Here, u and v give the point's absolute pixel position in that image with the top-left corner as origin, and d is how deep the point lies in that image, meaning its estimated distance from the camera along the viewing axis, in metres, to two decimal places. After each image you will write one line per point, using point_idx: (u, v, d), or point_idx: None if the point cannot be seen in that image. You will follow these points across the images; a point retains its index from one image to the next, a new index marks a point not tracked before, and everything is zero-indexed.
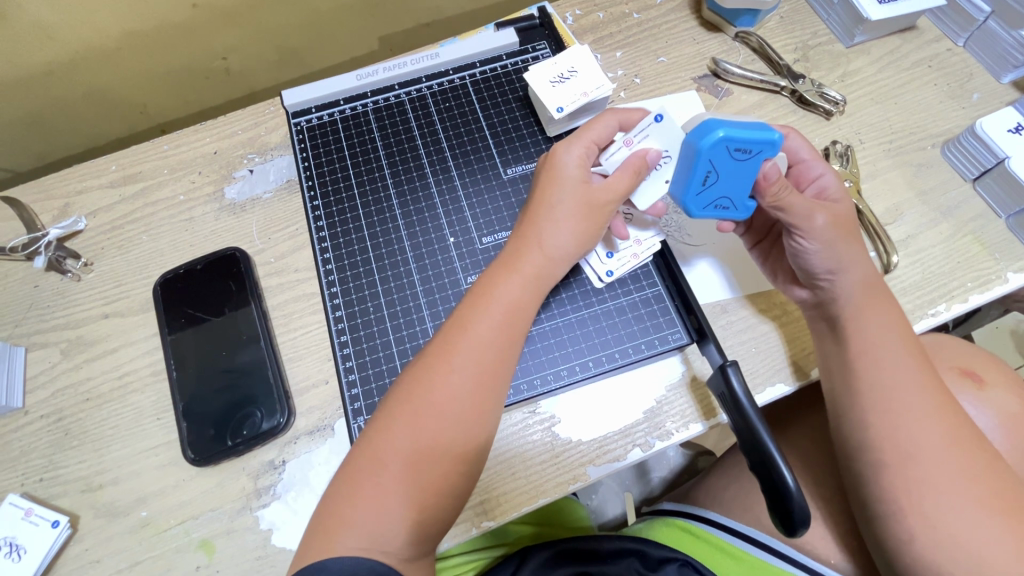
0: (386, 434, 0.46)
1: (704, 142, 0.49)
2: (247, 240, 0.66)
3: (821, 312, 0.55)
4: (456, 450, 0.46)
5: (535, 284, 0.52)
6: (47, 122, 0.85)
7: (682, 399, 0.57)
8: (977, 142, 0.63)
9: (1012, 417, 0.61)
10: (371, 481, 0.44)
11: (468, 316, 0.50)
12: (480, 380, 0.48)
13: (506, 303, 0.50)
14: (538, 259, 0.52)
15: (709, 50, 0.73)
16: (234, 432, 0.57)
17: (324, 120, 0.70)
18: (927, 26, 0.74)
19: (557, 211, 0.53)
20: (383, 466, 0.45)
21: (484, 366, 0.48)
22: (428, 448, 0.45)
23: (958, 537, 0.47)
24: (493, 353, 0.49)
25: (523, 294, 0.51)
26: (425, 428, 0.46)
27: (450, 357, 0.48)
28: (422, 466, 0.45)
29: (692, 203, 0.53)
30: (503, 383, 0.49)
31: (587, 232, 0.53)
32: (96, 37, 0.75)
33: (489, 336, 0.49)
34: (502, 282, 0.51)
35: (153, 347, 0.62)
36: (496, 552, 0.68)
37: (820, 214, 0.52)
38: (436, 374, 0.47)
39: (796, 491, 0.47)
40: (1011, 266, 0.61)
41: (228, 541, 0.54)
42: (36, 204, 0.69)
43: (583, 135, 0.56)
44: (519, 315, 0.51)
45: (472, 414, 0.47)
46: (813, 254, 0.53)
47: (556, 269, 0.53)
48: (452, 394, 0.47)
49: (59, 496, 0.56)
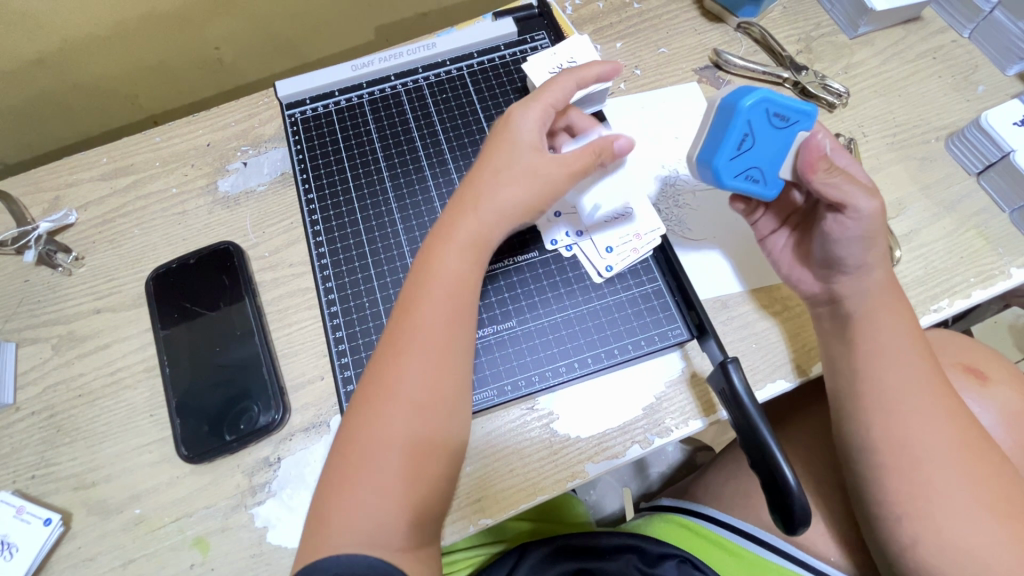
0: (359, 439, 0.44)
1: (745, 101, 0.49)
2: (241, 235, 0.65)
3: (833, 310, 0.54)
4: (429, 434, 0.45)
5: (478, 250, 0.49)
6: (36, 113, 0.84)
7: (681, 395, 0.56)
8: (983, 135, 0.63)
9: (1013, 415, 0.60)
10: (353, 486, 0.43)
11: (414, 296, 0.48)
12: (436, 356, 0.46)
13: (451, 276, 0.48)
14: (479, 223, 0.50)
15: (711, 41, 0.72)
16: (229, 428, 0.56)
17: (319, 111, 0.69)
18: (932, 17, 0.73)
19: (501, 174, 0.50)
20: (358, 465, 0.44)
21: (440, 343, 0.46)
22: (405, 438, 0.44)
23: (959, 541, 0.48)
24: (448, 324, 0.47)
25: (468, 262, 0.49)
26: (393, 421, 0.44)
27: (403, 342, 0.46)
28: (404, 459, 0.44)
29: (725, 169, 0.51)
30: (460, 354, 0.47)
31: (537, 197, 0.50)
32: (85, 24, 0.73)
33: (436, 310, 0.47)
34: (442, 252, 0.49)
35: (147, 343, 0.61)
36: (495, 548, 0.67)
37: (875, 199, 0.50)
38: (393, 359, 0.46)
39: (796, 489, 0.46)
40: (1015, 261, 0.61)
41: (222, 539, 0.54)
42: (26, 197, 0.68)
43: (540, 98, 0.53)
44: (464, 284, 0.49)
45: (432, 393, 0.45)
46: (848, 243, 0.51)
47: (500, 231, 0.51)
48: (410, 374, 0.45)
49: (51, 493, 0.56)
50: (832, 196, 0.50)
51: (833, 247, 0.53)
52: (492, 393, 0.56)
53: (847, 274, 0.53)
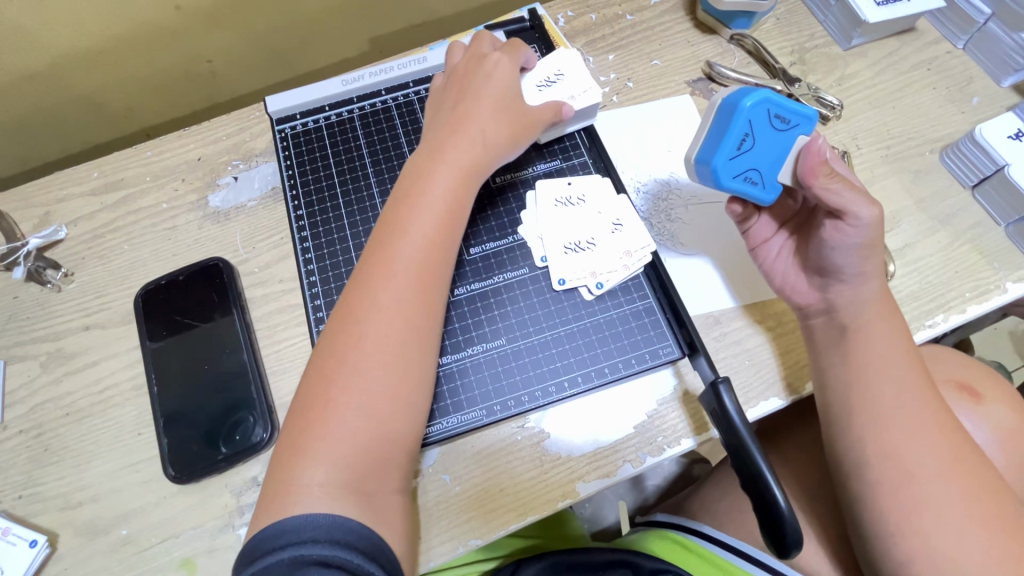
0: (348, 343, 0.46)
1: (747, 100, 0.49)
2: (231, 250, 0.65)
3: (829, 321, 0.54)
4: (415, 340, 0.48)
5: (465, 178, 0.54)
6: (30, 126, 0.83)
7: (673, 414, 0.56)
8: (977, 148, 0.62)
9: (1007, 432, 0.60)
10: (342, 386, 0.45)
11: (404, 213, 0.51)
12: (425, 266, 0.50)
13: (439, 197, 0.52)
14: (468, 153, 0.54)
15: (704, 53, 0.72)
16: (225, 441, 0.56)
17: (309, 126, 0.69)
18: (926, 28, 0.72)
19: (484, 104, 0.57)
20: (345, 362, 0.46)
21: (431, 257, 0.50)
22: (393, 341, 0.47)
23: (955, 563, 0.47)
24: (437, 238, 0.51)
25: (457, 186, 0.53)
26: (381, 325, 0.47)
27: (393, 254, 0.49)
28: (390, 358, 0.46)
29: (724, 168, 0.51)
30: (445, 270, 0.51)
31: (512, 132, 0.57)
32: (77, 38, 0.73)
33: (426, 227, 0.50)
34: (433, 175, 0.52)
35: (136, 360, 0.61)
36: (489, 564, 0.67)
37: (875, 209, 0.50)
38: (383, 269, 0.49)
39: (787, 512, 0.45)
40: (1010, 275, 0.60)
41: (209, 560, 0.53)
42: (16, 212, 0.68)
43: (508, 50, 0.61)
44: (454, 202, 0.52)
45: (419, 303, 0.48)
46: (848, 252, 0.51)
47: (484, 161, 0.55)
48: (399, 277, 0.48)
49: (37, 513, 0.55)
50: (834, 203, 0.50)
51: (829, 255, 0.53)
52: (481, 412, 0.55)
53: (844, 283, 0.53)
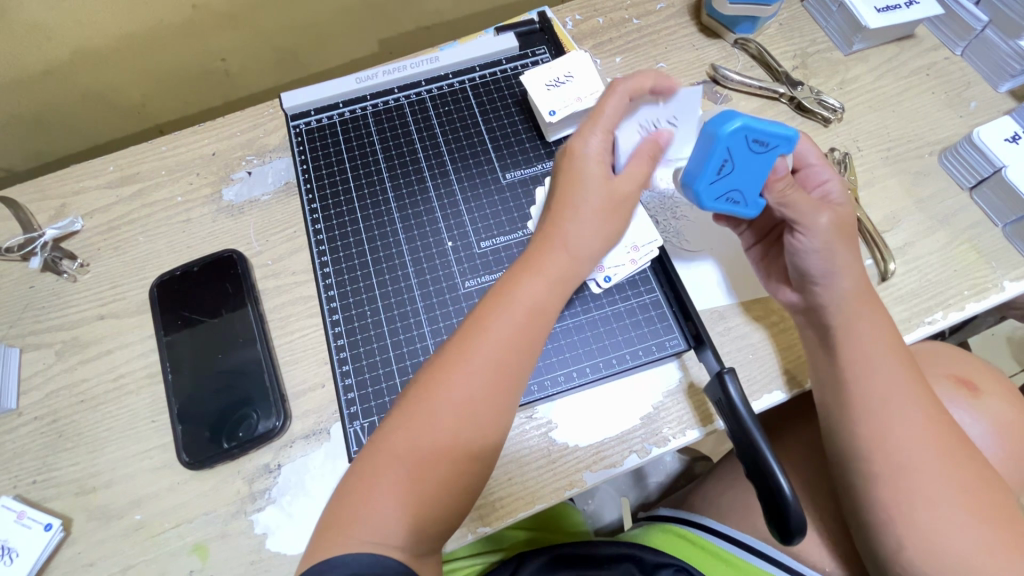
0: (399, 433, 0.45)
1: (722, 129, 0.49)
2: (245, 243, 0.66)
3: (811, 318, 0.55)
4: (472, 449, 0.46)
5: (558, 284, 0.51)
6: (46, 122, 0.85)
7: (678, 405, 0.57)
8: (975, 151, 0.64)
9: (1007, 426, 0.61)
10: (385, 480, 0.44)
11: (488, 314, 0.49)
12: (500, 385, 0.47)
13: (528, 304, 0.49)
14: (564, 259, 0.51)
15: (709, 57, 0.74)
16: (240, 428, 0.57)
17: (323, 123, 0.70)
18: (925, 35, 0.74)
19: (583, 205, 0.52)
20: (397, 461, 0.44)
21: (508, 367, 0.48)
22: (446, 450, 0.45)
23: (954, 554, 0.48)
24: (516, 345, 0.48)
25: (549, 295, 0.50)
26: (440, 428, 0.45)
27: (470, 356, 0.47)
28: (437, 466, 0.44)
29: (704, 193, 0.52)
30: (523, 379, 0.49)
31: (609, 229, 0.52)
32: (95, 35, 0.75)
33: (508, 333, 0.48)
34: (525, 281, 0.50)
35: (150, 349, 0.62)
36: (493, 557, 0.67)
37: (826, 214, 0.52)
38: (455, 370, 0.46)
39: (793, 499, 0.46)
40: (1008, 274, 0.62)
41: (222, 545, 0.54)
42: (33, 204, 0.69)
43: (600, 121, 0.53)
44: (542, 316, 0.50)
45: (490, 414, 0.46)
46: (808, 254, 0.53)
47: (578, 268, 0.52)
48: (474, 380, 0.46)
49: (52, 498, 0.56)
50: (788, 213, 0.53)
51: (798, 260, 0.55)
52: None
53: (816, 284, 0.54)
